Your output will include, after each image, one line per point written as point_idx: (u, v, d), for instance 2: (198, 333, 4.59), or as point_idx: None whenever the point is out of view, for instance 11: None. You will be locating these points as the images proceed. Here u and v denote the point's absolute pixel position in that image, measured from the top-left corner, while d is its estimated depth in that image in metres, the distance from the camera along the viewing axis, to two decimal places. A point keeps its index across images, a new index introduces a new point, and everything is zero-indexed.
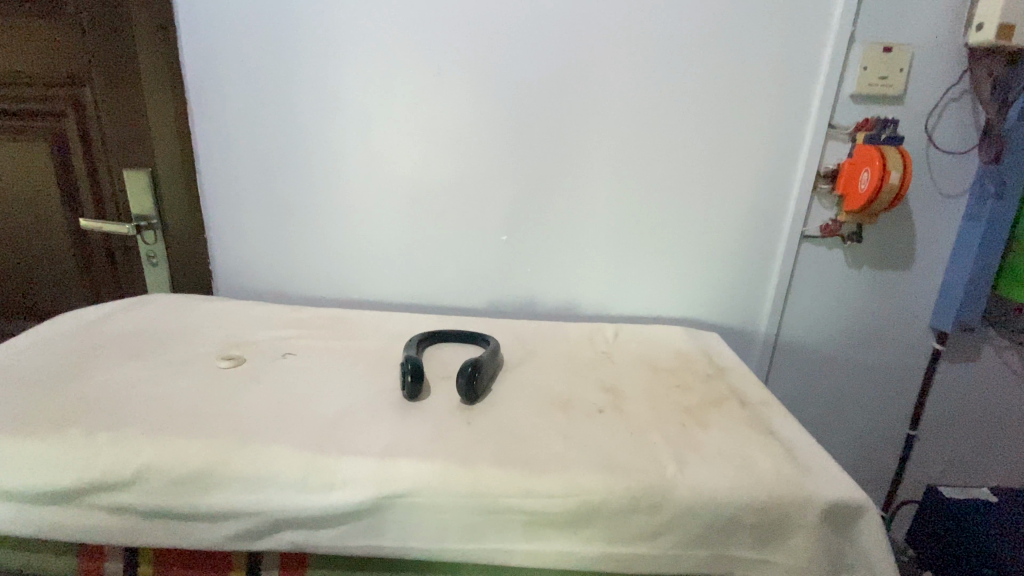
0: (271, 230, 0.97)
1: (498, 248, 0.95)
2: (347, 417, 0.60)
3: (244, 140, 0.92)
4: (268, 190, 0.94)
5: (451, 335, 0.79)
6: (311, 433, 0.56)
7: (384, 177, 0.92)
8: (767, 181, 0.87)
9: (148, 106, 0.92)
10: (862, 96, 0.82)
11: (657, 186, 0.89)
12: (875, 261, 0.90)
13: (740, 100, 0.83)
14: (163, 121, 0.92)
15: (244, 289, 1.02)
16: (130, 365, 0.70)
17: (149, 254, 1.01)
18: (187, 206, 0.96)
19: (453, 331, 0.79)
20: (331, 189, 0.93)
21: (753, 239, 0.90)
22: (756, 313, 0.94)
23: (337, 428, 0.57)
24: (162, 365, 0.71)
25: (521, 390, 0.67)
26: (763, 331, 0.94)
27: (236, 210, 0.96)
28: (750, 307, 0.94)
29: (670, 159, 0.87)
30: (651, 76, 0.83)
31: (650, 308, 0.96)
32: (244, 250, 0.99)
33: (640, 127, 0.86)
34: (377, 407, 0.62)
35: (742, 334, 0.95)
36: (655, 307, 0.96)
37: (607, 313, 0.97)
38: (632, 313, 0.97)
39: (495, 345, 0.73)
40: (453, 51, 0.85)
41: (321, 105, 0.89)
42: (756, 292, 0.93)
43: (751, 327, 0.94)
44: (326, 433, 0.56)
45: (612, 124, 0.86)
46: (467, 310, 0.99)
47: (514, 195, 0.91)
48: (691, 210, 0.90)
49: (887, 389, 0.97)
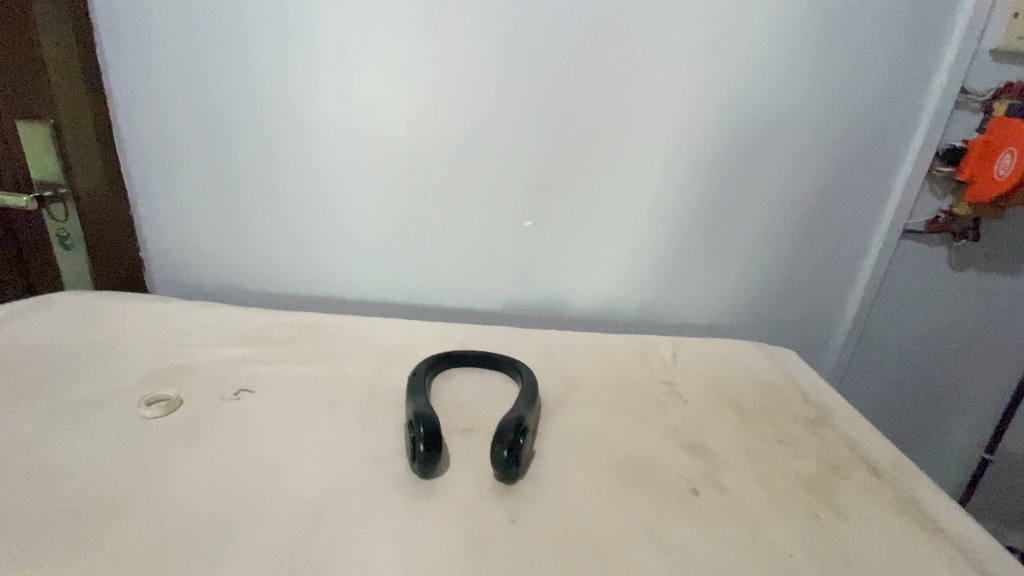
0: (220, 205, 0.72)
1: (518, 236, 0.73)
2: (336, 502, 0.41)
3: (176, 79, 0.66)
4: (213, 151, 0.69)
5: (464, 358, 0.59)
6: (290, 543, 0.37)
7: (373, 138, 0.68)
8: (871, 159, 0.68)
9: (24, 16, 0.62)
10: (1008, 51, 0.64)
11: (734, 162, 0.68)
12: (985, 262, 0.74)
13: (856, 50, 0.63)
14: (49, 39, 0.63)
15: (186, 281, 0.78)
16: (6, 418, 0.47)
17: (59, 233, 0.74)
18: (102, 169, 0.69)
19: (467, 353, 0.59)
20: (299, 153, 0.69)
21: (843, 231, 0.72)
22: (835, 319, 0.77)
23: (323, 537, 0.38)
24: (59, 413, 0.48)
25: (575, 444, 0.49)
26: (841, 339, 0.78)
27: (170, 176, 0.71)
28: (829, 312, 0.77)
29: (756, 126, 0.67)
30: (747, 10, 0.61)
31: (705, 313, 0.77)
32: (184, 231, 0.75)
33: (723, 82, 0.64)
34: (377, 490, 0.42)
35: (815, 344, 0.79)
36: (712, 313, 0.77)
37: (651, 322, 0.78)
38: (684, 320, 0.78)
39: (530, 379, 0.54)
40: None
41: (282, 32, 0.63)
42: (838, 295, 0.76)
43: (826, 336, 0.78)
44: (305, 553, 0.37)
45: (687, 77, 0.64)
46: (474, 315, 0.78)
47: (546, 168, 0.69)
48: (773, 193, 0.70)
49: (967, 407, 0.84)
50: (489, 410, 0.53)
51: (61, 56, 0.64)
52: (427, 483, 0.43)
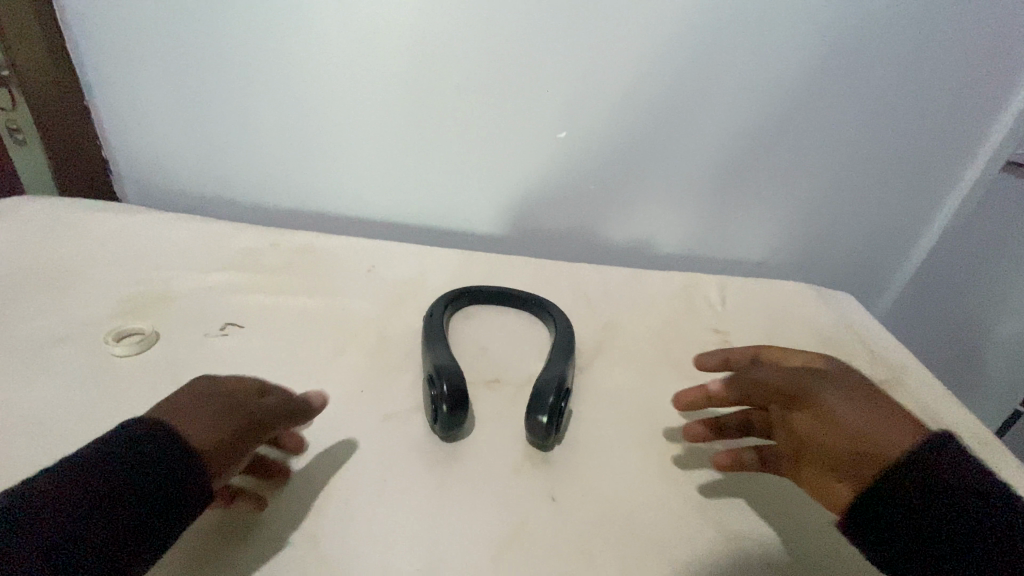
0: (191, 97, 0.60)
1: (548, 151, 0.61)
2: (350, 470, 0.35)
3: None
4: (178, 27, 0.56)
5: (485, 296, 0.51)
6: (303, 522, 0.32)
7: (376, 18, 0.54)
8: (982, 72, 0.57)
9: None
10: None
11: (823, 72, 0.56)
12: None
13: None
14: None
15: (161, 189, 0.67)
16: None
17: (7, 124, 0.62)
18: (43, 44, 0.56)
19: (487, 290, 0.51)
20: (282, 32, 0.55)
21: (934, 161, 0.62)
22: (899, 258, 0.70)
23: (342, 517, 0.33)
24: (15, 353, 0.41)
25: (620, 405, 0.43)
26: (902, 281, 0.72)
27: (125, 57, 0.58)
28: (896, 250, 0.69)
29: (858, 26, 0.53)
30: None
31: (753, 252, 0.69)
32: (152, 127, 0.62)
33: None
34: (397, 456, 0.36)
35: (873, 285, 0.72)
36: (760, 252, 0.69)
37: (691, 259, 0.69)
38: (734, 257, 0.69)
39: (563, 326, 0.46)
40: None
41: None
42: (911, 232, 0.68)
43: (887, 276, 0.72)
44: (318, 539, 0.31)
45: None
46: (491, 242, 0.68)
47: (591, 67, 0.56)
48: (864, 114, 0.59)
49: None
50: (517, 360, 0.46)
51: None
52: (454, 448, 0.37)
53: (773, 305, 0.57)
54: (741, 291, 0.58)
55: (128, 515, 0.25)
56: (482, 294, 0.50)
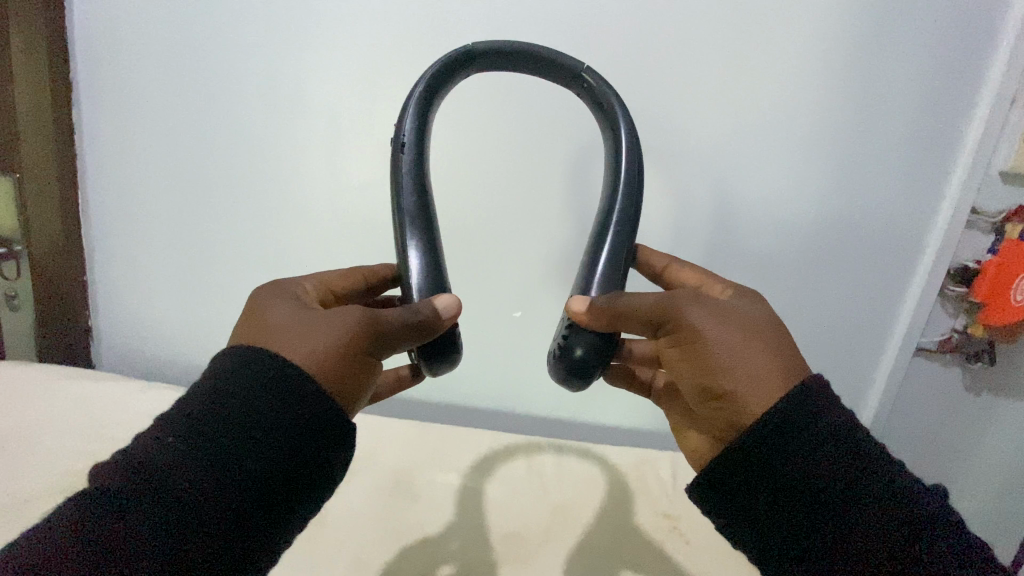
0: (204, 277, 0.75)
1: (506, 325, 0.73)
2: None
3: (170, 161, 0.70)
4: (204, 229, 0.73)
5: (509, 61, 0.47)
6: None
7: (363, 226, 0.71)
8: (878, 296, 0.68)
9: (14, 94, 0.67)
10: (1018, 174, 0.62)
11: (723, 269, 0.68)
12: (1000, 387, 0.70)
13: (856, 145, 0.62)
14: (39, 116, 0.68)
15: (162, 350, 0.80)
16: (28, 472, 0.54)
17: (7, 292, 0.77)
18: (90, 241, 0.76)
19: (520, 47, 0.46)
20: (296, 219, 0.71)
21: (870, 285, 0.68)
22: (860, 388, 0.72)
23: None
24: (61, 480, 0.53)
25: None
26: None
27: (161, 230, 0.74)
28: (850, 376, 0.71)
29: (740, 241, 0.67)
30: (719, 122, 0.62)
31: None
32: (160, 296, 0.77)
33: (702, 195, 0.65)
34: None
35: None
36: None
37: (641, 432, 0.78)
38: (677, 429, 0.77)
39: (635, 161, 0.46)
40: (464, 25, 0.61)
41: (278, 97, 0.66)
42: (859, 353, 0.70)
43: None
44: None
45: (667, 192, 0.65)
46: (460, 421, 0.80)
47: (532, 269, 0.70)
48: (788, 274, 0.68)
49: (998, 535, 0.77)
50: (473, 541, 0.53)
51: (40, 132, 0.69)
52: None
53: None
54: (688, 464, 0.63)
55: (263, 416, 0.33)
56: (516, 54, 0.46)
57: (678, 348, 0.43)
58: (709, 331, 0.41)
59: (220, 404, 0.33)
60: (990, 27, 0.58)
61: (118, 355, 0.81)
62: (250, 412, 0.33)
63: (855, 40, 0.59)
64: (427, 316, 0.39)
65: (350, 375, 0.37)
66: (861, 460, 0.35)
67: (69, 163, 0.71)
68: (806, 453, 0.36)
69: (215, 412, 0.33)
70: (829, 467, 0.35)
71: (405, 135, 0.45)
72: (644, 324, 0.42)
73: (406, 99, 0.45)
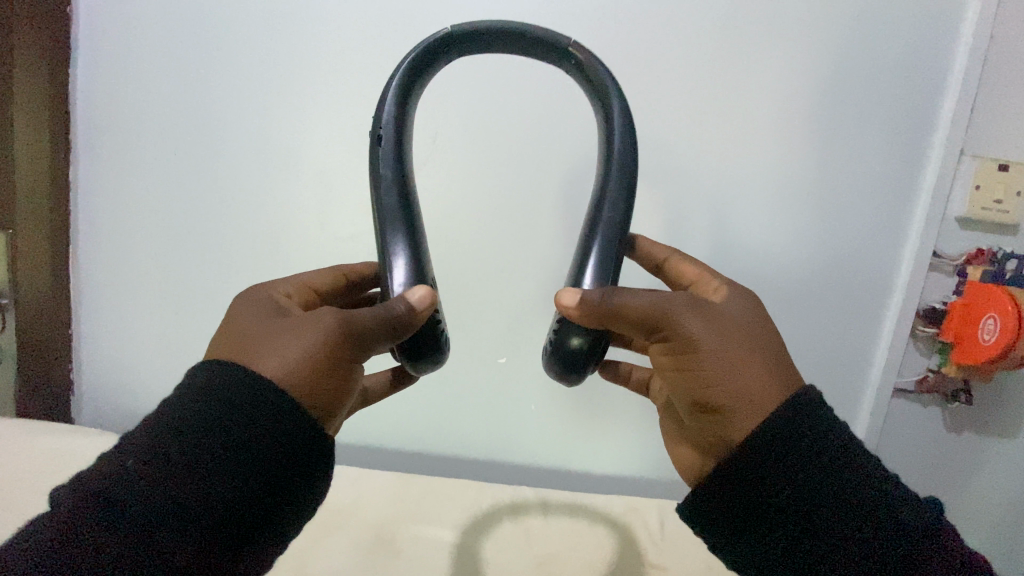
0: (189, 327, 0.76)
1: (492, 372, 0.73)
2: None
3: (162, 214, 0.72)
4: (191, 281, 0.74)
5: (496, 43, 0.46)
6: None
7: None
8: (853, 335, 0.70)
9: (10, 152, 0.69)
10: (971, 220, 0.66)
11: None
12: (980, 426, 0.71)
13: (816, 193, 0.67)
14: (36, 172, 0.70)
15: (142, 403, 0.79)
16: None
17: None
18: (77, 294, 0.76)
19: (506, 26, 0.45)
20: (283, 272, 0.73)
21: (843, 325, 0.70)
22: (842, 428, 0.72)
23: None
24: None
25: None
26: None
27: (150, 284, 0.75)
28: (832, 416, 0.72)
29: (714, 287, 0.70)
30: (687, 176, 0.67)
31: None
32: (143, 347, 0.77)
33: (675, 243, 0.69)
34: None
35: None
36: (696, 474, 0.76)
37: (631, 480, 0.77)
38: (664, 475, 0.76)
39: (627, 147, 0.45)
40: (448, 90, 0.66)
41: (271, 156, 0.69)
42: (839, 393, 0.72)
43: None
44: None
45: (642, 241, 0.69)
46: (445, 472, 0.78)
47: (516, 315, 0.71)
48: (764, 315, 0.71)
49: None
50: None
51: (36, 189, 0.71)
52: None
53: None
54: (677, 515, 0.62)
55: (243, 438, 0.34)
56: (501, 34, 0.45)
57: (675, 355, 0.41)
58: (697, 337, 0.40)
59: (198, 426, 0.33)
60: (929, 89, 0.64)
61: (100, 411, 0.80)
62: (229, 436, 0.33)
63: (805, 101, 0.65)
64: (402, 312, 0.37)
65: (327, 379, 0.37)
66: (860, 480, 0.35)
67: (63, 220, 0.73)
68: (790, 464, 0.36)
69: (193, 435, 0.33)
70: (825, 483, 0.35)
71: (384, 118, 0.44)
72: (639, 328, 0.40)
73: (388, 83, 0.45)
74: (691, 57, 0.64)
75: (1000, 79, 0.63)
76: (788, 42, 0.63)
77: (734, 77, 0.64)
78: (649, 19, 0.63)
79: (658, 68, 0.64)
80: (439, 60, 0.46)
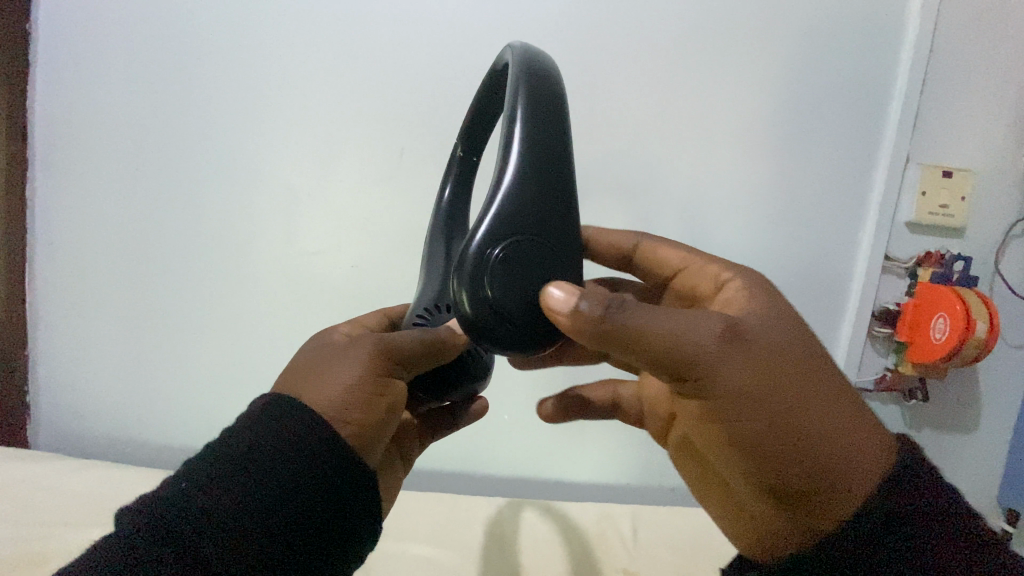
0: (151, 346, 0.74)
1: None
2: None
3: (123, 230, 0.71)
4: (153, 297, 0.73)
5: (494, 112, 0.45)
6: None
7: (317, 289, 0.72)
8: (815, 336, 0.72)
9: None
10: (919, 224, 0.69)
11: None
12: (938, 422, 0.73)
13: (773, 200, 0.69)
14: None
15: (101, 426, 0.76)
16: None
17: None
18: (30, 314, 0.74)
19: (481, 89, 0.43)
20: (250, 288, 0.72)
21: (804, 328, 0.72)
22: None
23: None
24: None
25: None
26: None
27: (110, 303, 0.73)
28: None
29: None
30: (648, 183, 0.69)
31: (662, 475, 0.77)
32: (103, 368, 0.75)
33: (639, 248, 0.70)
34: None
35: None
36: (671, 478, 0.77)
37: (606, 487, 0.77)
38: (638, 481, 0.77)
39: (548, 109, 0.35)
40: (415, 105, 0.67)
41: (235, 169, 0.69)
42: None
43: None
44: None
45: None
46: (420, 487, 0.77)
47: None
48: None
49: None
50: None
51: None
52: None
53: (679, 537, 0.60)
54: (650, 521, 0.63)
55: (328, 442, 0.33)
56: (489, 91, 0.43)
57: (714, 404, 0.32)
58: (734, 386, 0.31)
59: (250, 452, 0.32)
60: (874, 101, 0.68)
61: (58, 438, 0.77)
62: (284, 460, 0.32)
63: (759, 111, 0.67)
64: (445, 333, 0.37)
65: (377, 402, 0.36)
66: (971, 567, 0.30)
67: (18, 238, 0.71)
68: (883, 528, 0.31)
69: (246, 461, 0.31)
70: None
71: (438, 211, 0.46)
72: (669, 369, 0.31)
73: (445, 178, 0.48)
74: (649, 72, 0.66)
75: (939, 90, 0.67)
76: (740, 57, 0.66)
77: (692, 90, 0.66)
78: (608, 35, 0.65)
79: (619, 82, 0.66)
80: (475, 151, 0.47)
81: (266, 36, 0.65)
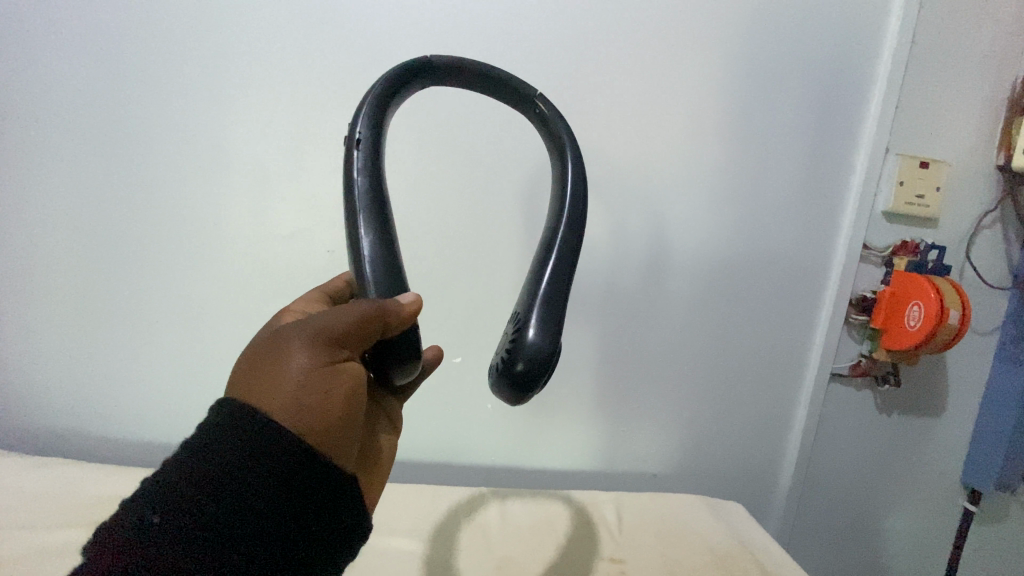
0: (110, 334, 0.69)
1: (446, 372, 0.71)
2: None
3: (74, 210, 0.65)
4: (112, 282, 0.68)
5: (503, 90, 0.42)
6: None
7: (291, 273, 0.68)
8: (792, 323, 0.74)
9: None
10: (896, 214, 0.70)
11: (651, 304, 0.72)
12: (908, 406, 0.75)
13: (756, 188, 0.69)
14: None
15: (56, 420, 0.72)
16: None
17: None
18: None
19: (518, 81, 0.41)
20: (219, 274, 0.68)
21: (783, 315, 0.73)
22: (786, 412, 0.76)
23: None
24: None
25: None
26: (790, 475, 0.78)
27: (62, 288, 0.68)
28: (776, 401, 0.76)
29: (666, 278, 0.71)
30: (636, 167, 0.67)
31: (644, 462, 0.77)
32: (58, 360, 0.70)
33: (624, 233, 0.69)
34: None
35: (764, 466, 0.78)
36: (653, 463, 0.77)
37: (589, 474, 0.77)
38: (620, 465, 0.77)
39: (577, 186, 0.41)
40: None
41: (202, 146, 0.64)
42: (781, 379, 0.75)
43: (773, 450, 0.78)
44: None
45: (594, 232, 0.69)
46: (400, 478, 0.76)
47: (468, 313, 0.70)
48: (712, 307, 0.73)
49: (932, 548, 0.81)
50: None
51: None
52: None
53: (663, 523, 0.61)
54: (634, 507, 0.63)
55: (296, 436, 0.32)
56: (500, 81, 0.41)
57: None
58: None
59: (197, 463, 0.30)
60: (857, 90, 0.68)
61: (8, 433, 0.72)
62: (236, 460, 0.30)
63: (747, 98, 0.67)
64: (366, 310, 0.32)
65: (335, 390, 0.33)
66: None
67: None
68: None
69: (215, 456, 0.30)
70: None
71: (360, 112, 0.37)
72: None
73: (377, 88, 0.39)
74: (638, 55, 0.65)
75: (920, 81, 0.67)
76: (730, 41, 0.65)
77: (680, 75, 0.65)
78: (597, 13, 0.63)
79: (608, 64, 0.64)
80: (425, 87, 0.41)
81: (232, 0, 0.60)
